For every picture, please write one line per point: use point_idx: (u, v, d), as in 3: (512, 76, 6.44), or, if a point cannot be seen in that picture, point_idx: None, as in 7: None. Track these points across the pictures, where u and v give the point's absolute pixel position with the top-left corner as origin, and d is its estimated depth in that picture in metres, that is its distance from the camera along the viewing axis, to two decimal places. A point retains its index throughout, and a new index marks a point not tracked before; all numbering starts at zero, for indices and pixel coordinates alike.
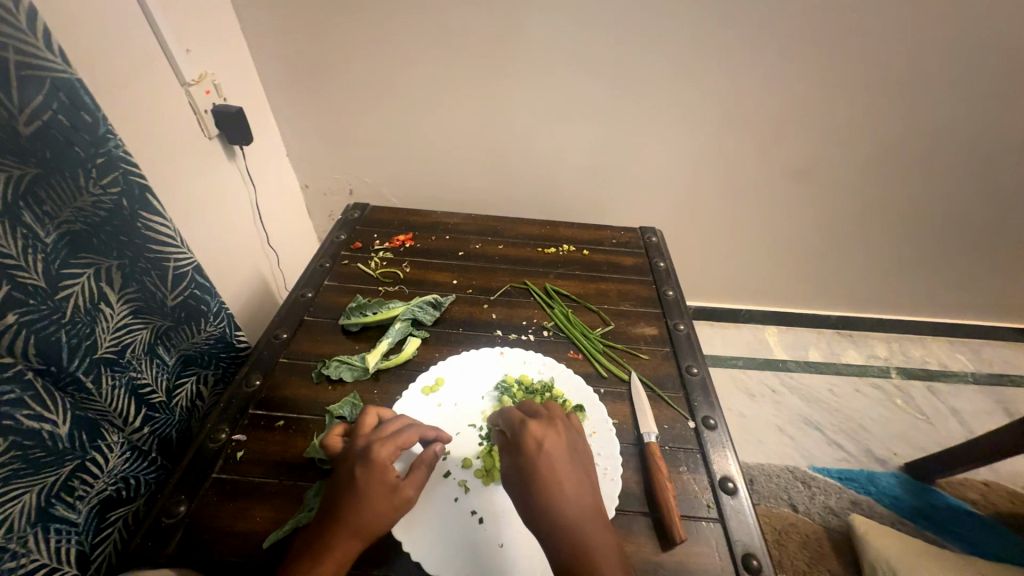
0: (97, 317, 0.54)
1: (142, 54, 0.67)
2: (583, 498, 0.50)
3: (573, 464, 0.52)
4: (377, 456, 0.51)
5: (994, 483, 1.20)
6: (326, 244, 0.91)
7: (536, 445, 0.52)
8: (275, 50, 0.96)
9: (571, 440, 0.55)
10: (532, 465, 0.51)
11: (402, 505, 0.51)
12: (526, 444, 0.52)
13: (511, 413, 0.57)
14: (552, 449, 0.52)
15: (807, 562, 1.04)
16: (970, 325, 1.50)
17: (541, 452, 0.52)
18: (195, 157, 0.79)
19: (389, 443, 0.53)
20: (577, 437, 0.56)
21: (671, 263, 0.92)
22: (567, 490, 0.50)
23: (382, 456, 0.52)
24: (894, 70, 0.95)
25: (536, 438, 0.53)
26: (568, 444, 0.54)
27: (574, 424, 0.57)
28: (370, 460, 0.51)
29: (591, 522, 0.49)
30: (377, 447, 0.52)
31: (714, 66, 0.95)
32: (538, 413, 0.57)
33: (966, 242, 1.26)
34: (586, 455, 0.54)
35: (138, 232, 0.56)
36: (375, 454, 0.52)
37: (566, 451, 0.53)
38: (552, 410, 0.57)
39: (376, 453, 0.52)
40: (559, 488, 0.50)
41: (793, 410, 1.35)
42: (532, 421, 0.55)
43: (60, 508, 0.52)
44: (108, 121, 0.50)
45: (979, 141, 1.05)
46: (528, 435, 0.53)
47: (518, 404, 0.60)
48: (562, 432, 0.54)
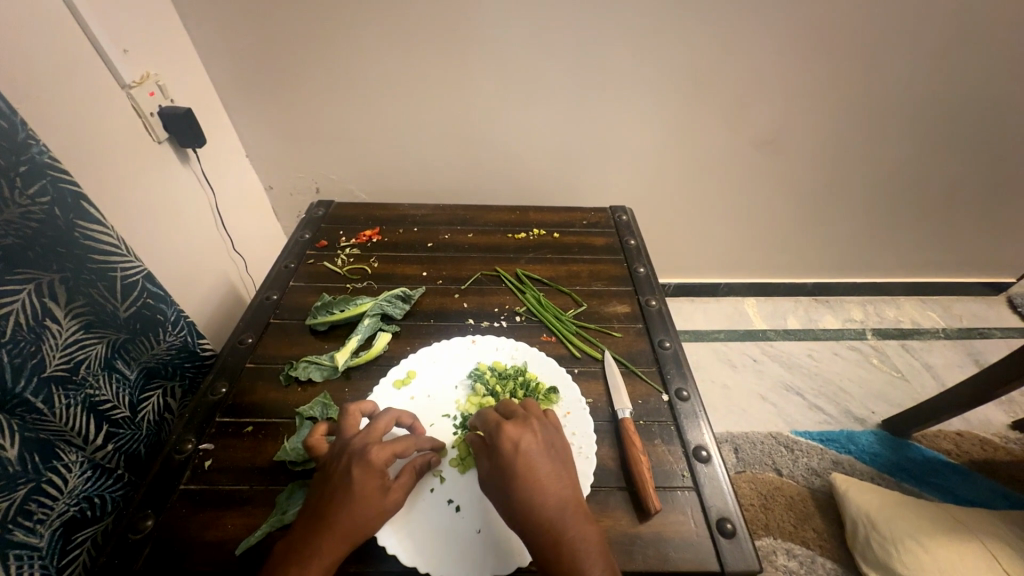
0: (42, 334, 0.51)
1: (73, 56, 0.64)
2: (563, 495, 0.48)
3: (553, 462, 0.50)
4: (376, 461, 0.49)
5: (966, 433, 1.25)
6: (290, 244, 0.89)
7: (513, 446, 0.50)
8: (222, 46, 0.92)
9: (550, 438, 0.53)
10: (510, 468, 0.49)
11: (391, 507, 0.50)
12: (502, 447, 0.50)
13: (486, 415, 0.54)
14: (530, 450, 0.50)
15: (793, 522, 1.07)
16: (939, 283, 1.55)
17: (518, 453, 0.50)
18: (142, 163, 0.76)
19: (387, 447, 0.51)
20: (555, 433, 0.54)
21: (642, 240, 0.92)
22: (548, 489, 0.48)
23: (379, 460, 0.50)
24: (853, 32, 0.94)
25: (512, 440, 0.51)
26: (546, 442, 0.52)
27: (552, 420, 0.55)
28: (368, 464, 0.49)
29: (575, 520, 0.47)
30: (375, 450, 0.50)
31: (675, 39, 0.93)
32: (514, 413, 0.54)
33: (931, 202, 1.29)
34: (567, 453, 0.53)
35: (78, 242, 0.53)
36: (374, 459, 0.49)
37: (544, 450, 0.51)
38: (530, 410, 0.55)
39: (374, 458, 0.50)
40: (538, 488, 0.48)
41: (774, 378, 1.38)
42: (507, 423, 0.52)
43: (19, 533, 0.50)
44: (26, 126, 0.48)
45: (939, 101, 1.06)
46: (503, 438, 0.51)
47: (494, 406, 0.57)
48: (539, 431, 0.52)
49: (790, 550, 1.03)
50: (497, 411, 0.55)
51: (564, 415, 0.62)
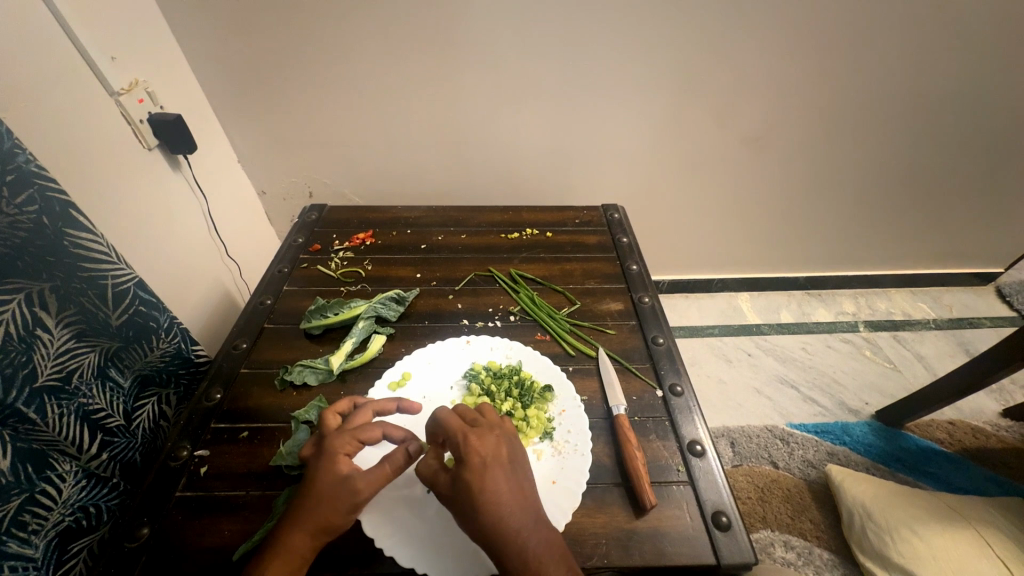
0: (33, 344, 0.51)
1: (60, 64, 0.63)
2: (528, 511, 0.48)
3: (515, 474, 0.50)
4: (331, 447, 0.51)
5: (959, 422, 1.26)
6: (283, 248, 0.89)
7: (481, 460, 0.49)
8: (211, 53, 0.92)
9: (513, 446, 0.52)
10: (474, 485, 0.47)
11: (351, 495, 0.48)
12: (470, 461, 0.48)
13: (448, 421, 0.52)
14: (496, 463, 0.49)
15: (790, 515, 1.08)
16: (929, 274, 1.57)
17: (484, 467, 0.48)
18: (132, 171, 0.75)
19: (348, 435, 0.52)
20: (515, 443, 0.53)
21: (634, 238, 0.92)
22: (511, 502, 0.47)
23: (338, 445, 0.51)
24: (839, 27, 0.95)
25: (479, 453, 0.49)
26: (510, 454, 0.51)
27: (509, 427, 0.54)
28: (326, 451, 0.51)
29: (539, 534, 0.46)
30: (337, 437, 0.51)
31: (665, 38, 0.94)
32: (477, 422, 0.53)
33: (918, 195, 1.31)
34: (524, 459, 0.52)
35: (67, 251, 0.53)
36: (331, 445, 0.51)
37: (509, 465, 0.50)
38: (491, 419, 0.54)
39: (333, 444, 0.51)
40: (505, 503, 0.47)
41: (769, 371, 1.39)
42: (473, 434, 0.51)
43: (14, 544, 0.50)
44: (13, 135, 0.47)
45: (923, 95, 1.08)
46: (470, 451, 0.49)
47: (447, 408, 0.54)
48: (501, 443, 0.51)
49: (788, 542, 1.04)
50: (458, 417, 0.53)
51: (560, 413, 0.62)
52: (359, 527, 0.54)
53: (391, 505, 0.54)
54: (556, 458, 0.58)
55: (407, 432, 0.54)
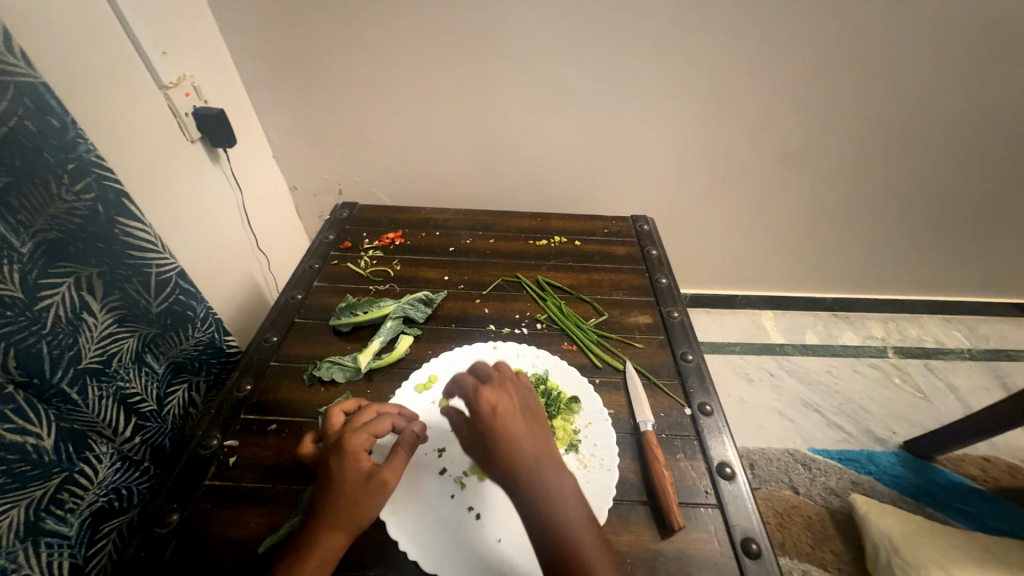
0: (80, 326, 0.53)
1: (117, 57, 0.66)
2: (545, 455, 0.49)
3: (529, 421, 0.51)
4: (348, 447, 0.50)
5: (993, 458, 1.21)
6: (315, 244, 0.90)
7: (491, 410, 0.50)
8: (255, 52, 0.94)
9: (525, 398, 0.53)
10: (487, 429, 0.49)
11: (380, 489, 0.49)
12: (481, 410, 0.50)
13: (463, 376, 0.54)
14: (508, 411, 0.50)
15: (811, 543, 1.05)
16: (965, 302, 1.51)
17: (496, 417, 0.50)
18: (177, 163, 0.78)
19: (361, 433, 0.51)
20: (529, 397, 0.54)
21: (664, 250, 0.91)
22: (528, 446, 0.48)
23: (356, 445, 0.50)
24: (884, 46, 0.93)
25: (490, 404, 0.50)
26: (522, 404, 0.52)
27: (523, 381, 0.56)
28: (342, 452, 0.50)
29: (554, 479, 0.47)
30: (351, 437, 0.51)
31: (704, 51, 0.93)
32: (489, 376, 0.54)
33: (958, 220, 1.26)
34: (540, 410, 0.53)
35: (117, 238, 0.55)
36: (347, 445, 0.50)
37: (522, 414, 0.51)
38: (503, 373, 0.55)
39: (348, 443, 0.51)
40: (519, 448, 0.48)
41: (792, 394, 1.35)
42: (483, 387, 0.52)
43: (50, 521, 0.51)
44: (77, 125, 0.49)
45: (971, 116, 1.04)
46: (481, 400, 0.51)
47: (468, 368, 0.56)
48: (514, 396, 0.52)
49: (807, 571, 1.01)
50: (472, 376, 0.54)
51: (586, 426, 0.61)
52: (382, 527, 0.53)
53: (415, 507, 0.54)
54: (581, 471, 0.57)
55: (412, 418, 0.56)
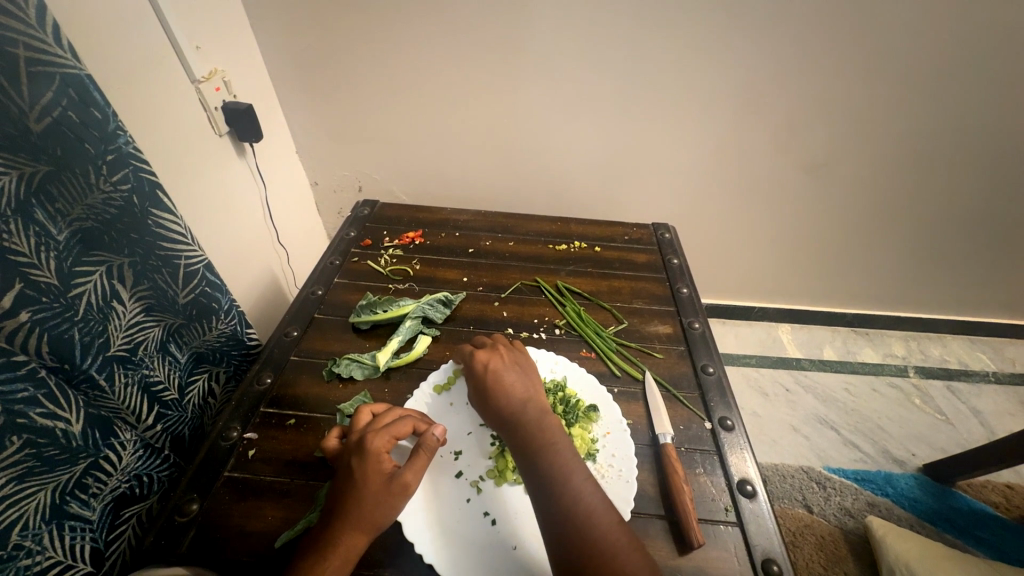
0: (109, 314, 0.54)
1: (153, 49, 0.67)
2: (533, 400, 0.58)
3: (520, 374, 0.60)
4: (371, 447, 0.51)
5: (1017, 486, 1.17)
6: (336, 241, 0.91)
7: (484, 365, 0.61)
8: (285, 48, 0.95)
9: (517, 358, 0.63)
10: (480, 377, 0.60)
11: (402, 491, 0.50)
12: (475, 363, 0.61)
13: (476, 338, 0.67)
14: (499, 365, 0.61)
15: (824, 564, 1.02)
16: (992, 324, 1.46)
17: (488, 370, 0.60)
18: (206, 155, 0.79)
19: (384, 434, 0.53)
20: (521, 356, 0.64)
21: (685, 260, 0.90)
22: (516, 390, 0.58)
23: (378, 445, 0.52)
24: (921, 58, 0.91)
25: (482, 361, 0.61)
26: (513, 361, 0.62)
27: (518, 347, 0.66)
28: (365, 452, 0.51)
29: (537, 417, 0.56)
30: (375, 437, 0.52)
31: (734, 58, 0.92)
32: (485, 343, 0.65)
33: (987, 240, 1.23)
34: (533, 369, 0.63)
35: (150, 229, 0.56)
36: (370, 446, 0.51)
37: (513, 367, 0.61)
38: (496, 340, 0.66)
39: (371, 443, 0.52)
40: (508, 393, 0.58)
41: (808, 410, 1.32)
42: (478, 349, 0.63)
43: (75, 505, 0.52)
44: (118, 117, 0.50)
45: (1009, 133, 1.01)
46: (476, 356, 0.62)
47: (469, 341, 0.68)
48: (506, 353, 0.63)
49: None
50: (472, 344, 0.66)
51: (604, 435, 0.60)
52: (398, 527, 0.53)
53: (430, 509, 0.54)
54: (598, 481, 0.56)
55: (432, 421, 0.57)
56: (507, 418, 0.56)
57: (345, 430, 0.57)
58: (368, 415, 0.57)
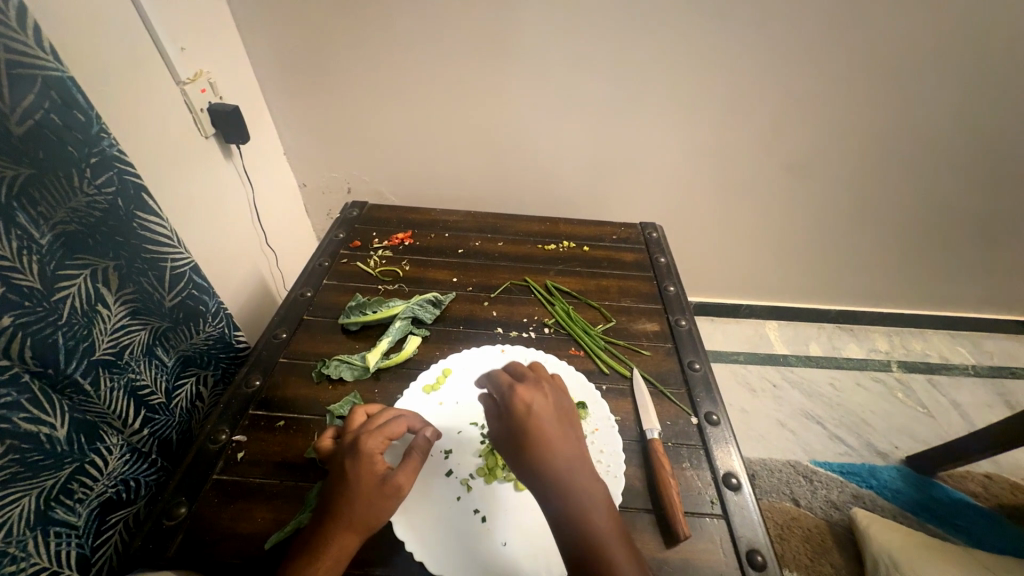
0: (94, 318, 0.53)
1: (137, 51, 0.67)
2: (574, 455, 0.50)
3: (564, 423, 0.52)
4: (364, 449, 0.51)
5: (996, 476, 1.21)
6: (325, 242, 0.91)
7: (525, 407, 0.51)
8: (272, 49, 0.95)
9: (559, 401, 0.54)
10: (521, 426, 0.50)
11: (393, 492, 0.50)
12: (516, 407, 0.51)
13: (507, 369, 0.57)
14: (542, 410, 0.52)
15: (810, 556, 1.04)
16: (971, 318, 1.50)
17: (530, 414, 0.51)
18: (192, 158, 0.78)
19: (377, 435, 0.53)
20: (563, 397, 0.55)
21: (672, 258, 0.91)
22: (561, 444, 0.50)
23: (371, 447, 0.52)
24: (897, 60, 0.94)
25: (525, 401, 0.52)
26: (557, 406, 0.53)
27: (557, 384, 0.57)
28: (357, 453, 0.51)
29: (582, 479, 0.48)
30: (368, 439, 0.52)
31: (716, 61, 0.94)
32: (525, 376, 0.55)
33: (964, 237, 1.26)
34: (574, 412, 0.54)
35: (135, 232, 0.55)
36: (362, 447, 0.52)
37: (556, 414, 0.52)
38: (538, 375, 0.56)
39: (364, 444, 0.52)
40: (550, 446, 0.49)
41: (794, 405, 1.35)
42: (519, 385, 0.53)
43: (60, 511, 0.52)
44: (101, 120, 0.50)
45: (982, 133, 1.04)
46: (517, 398, 0.52)
47: (502, 366, 0.58)
48: (549, 394, 0.54)
49: None
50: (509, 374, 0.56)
51: (592, 432, 0.61)
52: (388, 527, 0.54)
53: (420, 508, 0.54)
54: None
55: (426, 422, 0.58)
56: (542, 477, 0.48)
57: (339, 431, 0.57)
58: (363, 416, 0.57)
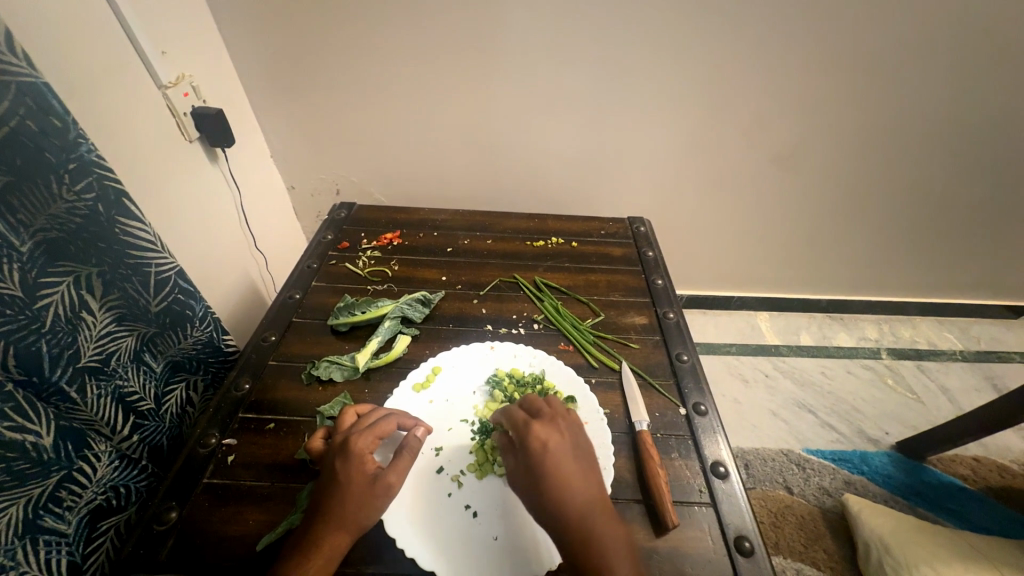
0: (78, 325, 0.53)
1: (116, 55, 0.66)
2: (587, 491, 0.50)
3: (579, 460, 0.52)
4: (355, 448, 0.52)
5: (984, 458, 1.23)
6: (313, 244, 0.90)
7: (541, 445, 0.52)
8: (254, 52, 0.94)
9: (576, 436, 0.54)
10: (536, 465, 0.51)
11: (385, 491, 0.51)
12: (530, 446, 0.52)
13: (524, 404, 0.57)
14: (558, 448, 0.52)
15: (803, 542, 1.06)
16: (958, 304, 1.52)
17: (545, 452, 0.51)
18: (176, 162, 0.78)
19: (368, 434, 0.53)
20: (579, 432, 0.55)
21: (660, 252, 0.92)
22: (575, 482, 0.50)
23: (362, 446, 0.52)
24: (877, 51, 0.95)
25: (540, 439, 0.52)
26: (572, 442, 0.53)
27: (574, 417, 0.56)
28: (348, 452, 0.52)
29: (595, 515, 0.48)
30: (360, 438, 0.53)
31: (700, 55, 0.94)
32: (541, 411, 0.55)
33: (948, 225, 1.28)
34: (589, 445, 0.54)
35: (118, 237, 0.55)
36: (353, 446, 0.52)
37: (571, 451, 0.52)
38: (554, 409, 0.56)
39: (355, 444, 0.52)
40: (564, 485, 0.49)
41: (786, 394, 1.37)
42: (535, 422, 0.54)
43: (49, 519, 0.51)
44: (78, 125, 0.50)
45: (963, 121, 1.05)
46: (531, 436, 0.52)
47: (520, 401, 0.58)
48: (565, 430, 0.54)
49: (800, 570, 1.02)
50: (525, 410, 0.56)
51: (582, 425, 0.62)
52: (380, 525, 0.54)
53: (412, 506, 0.55)
54: None
55: (417, 420, 0.58)
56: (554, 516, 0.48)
57: (330, 430, 0.57)
58: (354, 416, 0.57)
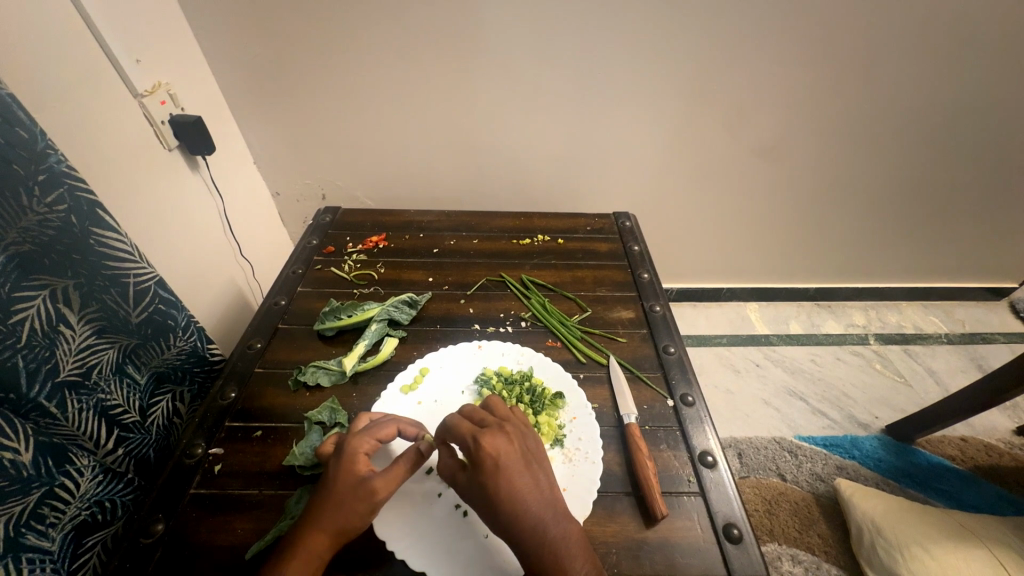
0: (56, 339, 0.52)
1: (89, 65, 0.65)
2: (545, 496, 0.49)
3: (529, 468, 0.50)
4: (350, 447, 0.52)
5: (971, 439, 1.25)
6: (298, 249, 0.90)
7: (494, 462, 0.49)
8: (232, 58, 0.93)
9: (524, 438, 0.52)
10: (490, 484, 0.48)
11: (368, 497, 0.49)
12: (483, 463, 0.49)
13: (454, 427, 0.51)
14: (509, 460, 0.49)
15: (798, 528, 1.07)
16: (942, 288, 1.55)
17: (499, 468, 0.49)
18: (155, 172, 0.77)
19: (366, 436, 0.53)
20: (525, 432, 0.53)
21: (646, 246, 0.92)
22: (534, 495, 0.48)
23: (359, 447, 0.52)
24: (853, 40, 0.96)
25: (492, 454, 0.49)
26: (523, 447, 0.51)
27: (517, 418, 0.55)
28: (343, 452, 0.51)
29: (559, 527, 0.47)
30: (358, 439, 0.52)
31: (679, 49, 0.95)
32: (486, 421, 0.53)
33: (928, 210, 1.30)
34: (539, 447, 0.53)
35: (92, 248, 0.54)
36: (349, 446, 0.52)
37: (524, 459, 0.50)
38: (501, 415, 0.54)
39: (351, 444, 0.52)
40: (523, 499, 0.48)
41: (777, 382, 1.38)
42: (482, 434, 0.50)
43: (32, 537, 0.51)
44: (46, 136, 0.49)
45: (939, 107, 1.07)
46: (483, 453, 0.49)
47: (459, 411, 0.54)
48: (513, 433, 0.52)
49: (795, 556, 1.03)
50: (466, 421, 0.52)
51: (571, 420, 0.62)
52: (370, 530, 0.54)
53: (401, 509, 0.55)
54: (567, 465, 0.58)
55: (417, 428, 0.57)
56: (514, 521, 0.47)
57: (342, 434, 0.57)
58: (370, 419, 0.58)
